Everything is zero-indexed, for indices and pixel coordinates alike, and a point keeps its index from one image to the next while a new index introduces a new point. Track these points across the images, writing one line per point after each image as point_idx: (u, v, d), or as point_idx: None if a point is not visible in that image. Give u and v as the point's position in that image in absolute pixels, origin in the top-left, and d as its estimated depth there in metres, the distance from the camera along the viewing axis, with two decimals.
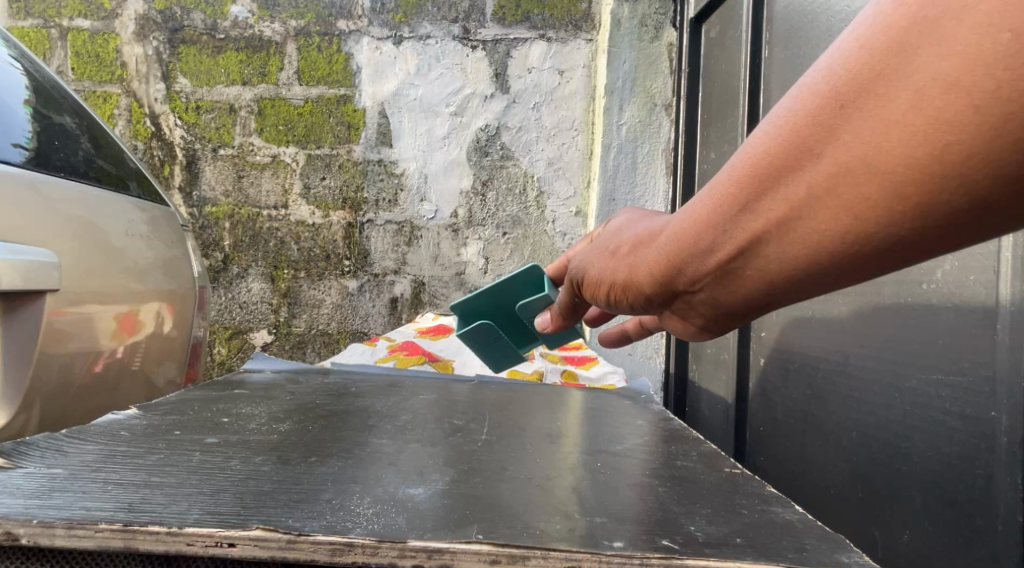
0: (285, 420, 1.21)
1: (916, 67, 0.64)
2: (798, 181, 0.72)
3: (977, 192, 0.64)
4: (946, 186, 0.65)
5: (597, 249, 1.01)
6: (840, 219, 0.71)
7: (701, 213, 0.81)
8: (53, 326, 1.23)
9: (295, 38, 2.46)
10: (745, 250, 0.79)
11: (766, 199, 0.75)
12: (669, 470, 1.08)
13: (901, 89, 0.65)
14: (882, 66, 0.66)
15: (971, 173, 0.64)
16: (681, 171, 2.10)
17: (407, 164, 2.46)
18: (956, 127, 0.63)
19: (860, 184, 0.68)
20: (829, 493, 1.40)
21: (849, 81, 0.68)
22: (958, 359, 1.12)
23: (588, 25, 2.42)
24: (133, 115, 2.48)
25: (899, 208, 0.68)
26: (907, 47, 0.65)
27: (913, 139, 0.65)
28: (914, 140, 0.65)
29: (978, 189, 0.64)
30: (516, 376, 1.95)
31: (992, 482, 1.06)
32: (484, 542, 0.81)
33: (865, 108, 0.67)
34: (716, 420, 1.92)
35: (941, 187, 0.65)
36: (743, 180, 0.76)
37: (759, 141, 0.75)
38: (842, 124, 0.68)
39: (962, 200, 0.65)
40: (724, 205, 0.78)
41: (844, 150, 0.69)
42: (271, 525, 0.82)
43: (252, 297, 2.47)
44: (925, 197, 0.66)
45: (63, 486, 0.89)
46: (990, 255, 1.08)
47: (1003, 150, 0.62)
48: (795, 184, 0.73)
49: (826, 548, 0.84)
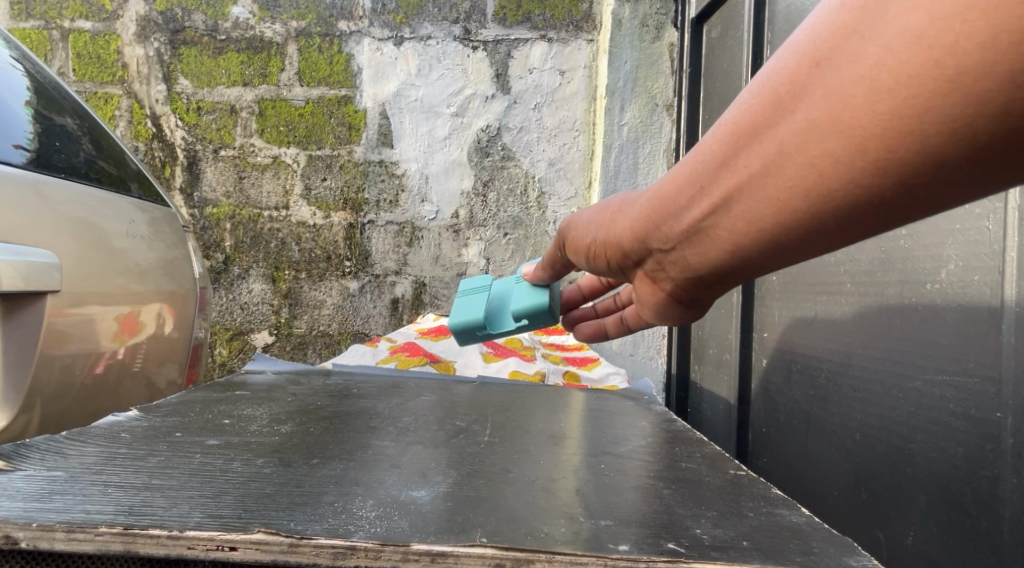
0: (286, 422, 1.20)
1: (885, 24, 0.65)
2: (773, 139, 0.74)
3: (941, 147, 0.65)
4: (912, 141, 0.66)
5: (593, 215, 1.04)
6: (808, 174, 0.72)
7: (684, 173, 0.83)
8: (54, 327, 1.23)
9: (296, 38, 2.45)
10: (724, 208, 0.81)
11: (744, 156, 0.77)
12: (672, 472, 1.07)
13: (867, 47, 0.66)
14: (854, 24, 0.67)
15: (935, 128, 0.65)
16: None
17: (408, 164, 2.45)
18: (919, 82, 0.64)
19: (830, 140, 0.70)
20: (832, 495, 1.39)
21: (824, 41, 0.69)
22: (963, 359, 1.11)
23: (589, 26, 2.41)
24: (134, 116, 2.48)
25: (864, 163, 0.69)
26: (877, 5, 0.66)
27: (877, 96, 0.66)
28: (878, 96, 0.66)
29: (941, 147, 0.65)
30: (518, 377, 1.94)
31: (998, 484, 1.05)
32: (488, 545, 0.81)
33: (834, 66, 0.68)
34: (719, 421, 1.91)
35: (907, 142, 0.66)
36: (723, 138, 0.78)
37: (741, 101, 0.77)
38: (815, 81, 0.70)
39: (928, 156, 0.66)
40: (705, 164, 0.80)
41: (813, 107, 0.70)
42: (273, 528, 0.81)
43: (253, 298, 2.47)
44: (892, 152, 0.67)
45: (63, 488, 0.88)
46: (995, 255, 1.07)
47: (964, 106, 0.63)
48: (770, 141, 0.74)
49: (834, 550, 0.84)
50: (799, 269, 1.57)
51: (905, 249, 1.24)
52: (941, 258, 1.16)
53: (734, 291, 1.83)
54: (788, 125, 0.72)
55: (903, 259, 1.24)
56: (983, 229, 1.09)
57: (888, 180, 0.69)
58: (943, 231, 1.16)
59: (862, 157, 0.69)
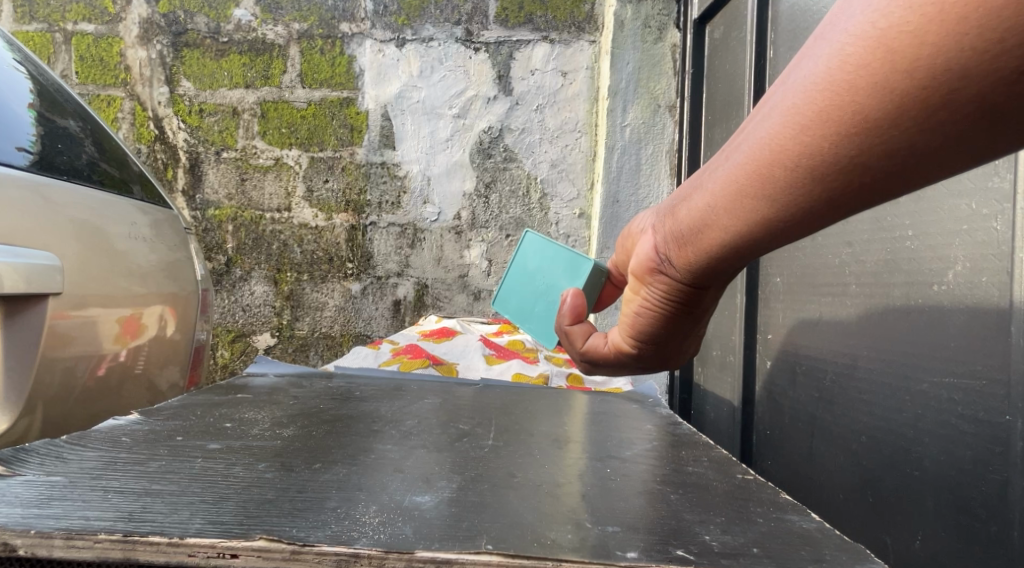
0: (288, 425, 1.19)
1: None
2: (767, 106, 0.77)
3: (910, 103, 0.66)
4: (881, 99, 0.67)
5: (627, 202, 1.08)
6: (783, 136, 0.74)
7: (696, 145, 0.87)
8: (56, 329, 1.22)
9: (298, 40, 2.45)
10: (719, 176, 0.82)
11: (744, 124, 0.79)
12: (679, 476, 1.06)
13: (848, 13, 0.69)
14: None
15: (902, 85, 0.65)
16: None
17: (410, 166, 2.44)
18: (886, 40, 0.66)
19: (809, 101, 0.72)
20: (839, 498, 1.38)
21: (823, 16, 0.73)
22: (971, 362, 1.10)
23: (591, 27, 2.40)
24: (136, 118, 2.47)
25: (840, 122, 0.70)
26: None
27: (852, 56, 0.68)
28: (852, 56, 0.68)
29: (911, 108, 0.66)
30: (521, 378, 1.92)
31: (1007, 488, 1.03)
32: (493, 553, 0.79)
33: (822, 35, 0.71)
34: (723, 424, 1.89)
35: (877, 100, 0.67)
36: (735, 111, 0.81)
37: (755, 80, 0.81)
38: (807, 52, 0.73)
39: (899, 113, 0.66)
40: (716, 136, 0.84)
41: (799, 71, 0.73)
42: (274, 535, 0.80)
43: (255, 301, 2.46)
44: (864, 111, 0.68)
45: (62, 494, 0.87)
46: (1003, 255, 1.06)
47: (928, 62, 0.64)
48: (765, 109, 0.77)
49: (847, 558, 0.82)
50: (803, 271, 1.55)
51: (911, 250, 1.22)
52: (948, 259, 1.15)
53: (738, 293, 1.82)
54: (779, 90, 0.75)
55: (909, 260, 1.23)
56: (991, 230, 1.08)
57: (858, 143, 0.69)
58: (950, 232, 1.15)
59: (834, 118, 0.70)
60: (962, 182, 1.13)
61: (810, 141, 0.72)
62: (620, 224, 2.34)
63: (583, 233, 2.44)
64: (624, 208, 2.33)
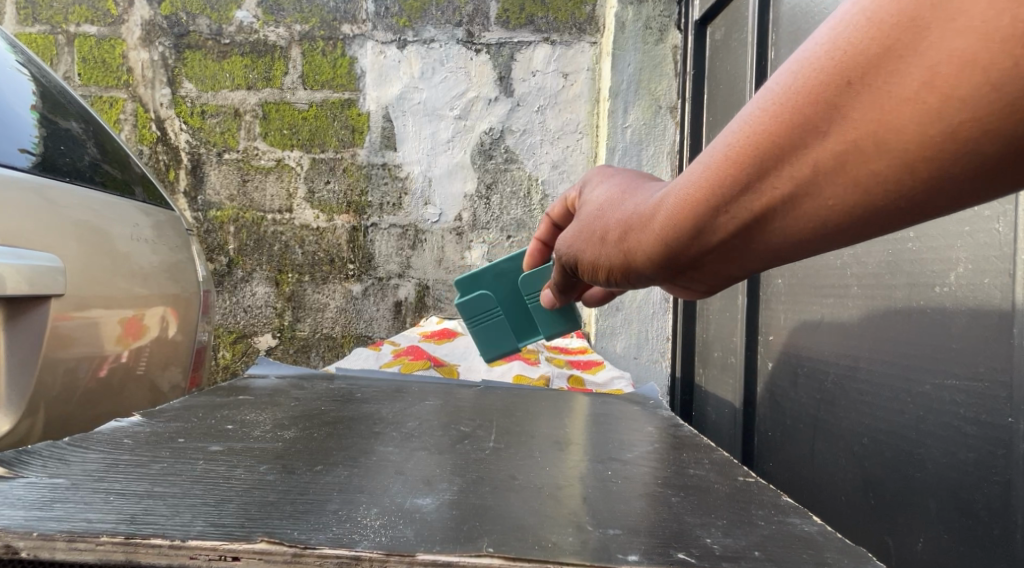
0: (290, 427, 1.20)
1: (930, 43, 0.57)
2: (802, 162, 0.65)
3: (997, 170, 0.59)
4: (965, 167, 0.59)
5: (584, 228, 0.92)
6: (837, 199, 0.65)
7: (693, 194, 0.73)
8: (58, 330, 1.22)
9: (299, 42, 2.45)
10: (742, 232, 0.71)
11: (767, 178, 0.67)
12: (681, 479, 1.06)
13: (911, 66, 0.58)
14: (893, 39, 0.59)
15: (992, 154, 0.58)
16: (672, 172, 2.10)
17: (411, 168, 2.44)
18: (973, 105, 0.57)
19: (869, 163, 0.62)
20: (841, 501, 1.37)
21: (858, 55, 0.60)
22: (974, 363, 1.10)
23: (592, 28, 2.41)
24: (138, 120, 2.47)
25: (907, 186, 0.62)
26: (920, 21, 0.58)
27: (927, 119, 0.59)
28: (927, 122, 0.59)
29: (989, 175, 0.59)
30: (522, 379, 1.92)
31: (1010, 490, 1.03)
32: (495, 556, 0.79)
33: (874, 87, 0.60)
34: (724, 425, 1.89)
35: (959, 168, 0.59)
36: (739, 159, 0.68)
37: (757, 118, 0.67)
38: (851, 102, 0.61)
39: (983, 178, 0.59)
40: (720, 187, 0.70)
41: (848, 128, 0.62)
42: (276, 538, 0.80)
43: (256, 302, 2.46)
44: (941, 177, 0.60)
45: (64, 496, 0.87)
46: (1005, 257, 1.05)
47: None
48: (799, 164, 0.65)
49: (849, 562, 0.82)
50: (804, 272, 1.55)
51: (912, 252, 1.22)
52: (949, 261, 1.15)
53: (739, 294, 1.82)
54: (818, 145, 0.64)
55: (911, 262, 1.23)
56: (993, 231, 1.07)
57: (926, 205, 0.62)
58: (952, 234, 1.15)
59: (900, 184, 0.62)
60: None
61: (863, 201, 0.64)
62: None
63: None
64: None
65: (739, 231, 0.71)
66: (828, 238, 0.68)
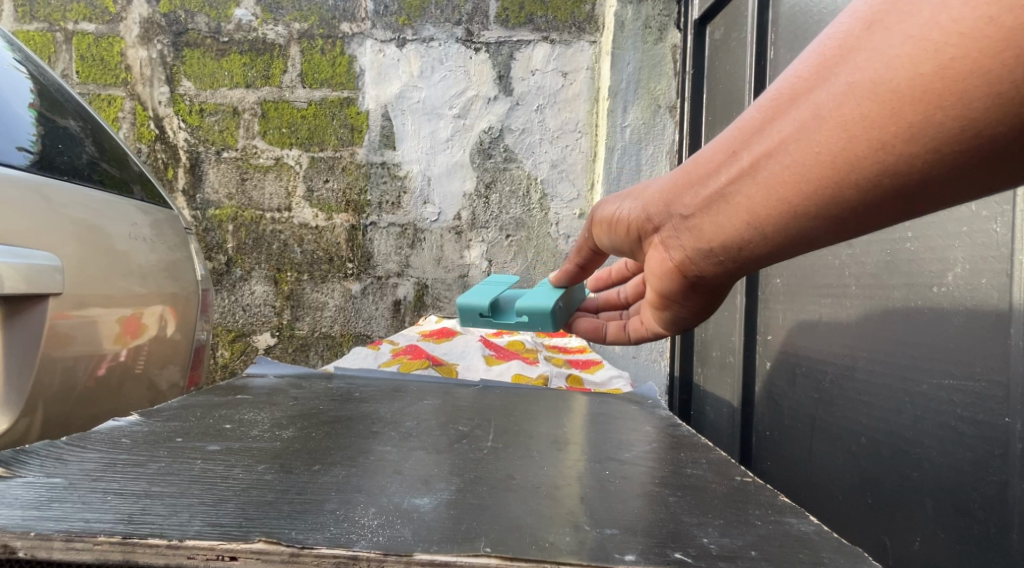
0: (288, 426, 1.19)
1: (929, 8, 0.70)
2: (812, 104, 0.78)
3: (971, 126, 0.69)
4: (941, 123, 0.70)
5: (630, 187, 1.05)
6: (832, 144, 0.76)
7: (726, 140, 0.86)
8: (56, 329, 1.22)
9: (298, 40, 2.45)
10: (750, 171, 0.84)
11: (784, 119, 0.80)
12: (678, 478, 1.06)
13: (914, 23, 0.71)
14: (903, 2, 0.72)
15: (965, 108, 0.69)
16: None
17: (410, 166, 2.44)
18: (960, 60, 0.68)
19: (866, 111, 0.74)
20: (838, 500, 1.38)
21: (876, 18, 0.74)
22: (971, 363, 1.10)
23: (592, 27, 2.40)
24: (136, 118, 2.46)
25: (892, 136, 0.73)
26: None
27: (917, 70, 0.70)
28: (917, 73, 0.70)
29: (962, 130, 0.69)
30: (521, 378, 1.93)
31: (1006, 489, 1.04)
32: (492, 556, 0.80)
33: (879, 43, 0.73)
34: (722, 425, 1.89)
35: (937, 123, 0.70)
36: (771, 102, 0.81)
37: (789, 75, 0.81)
38: (860, 54, 0.74)
39: (955, 135, 0.70)
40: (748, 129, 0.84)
41: (854, 71, 0.74)
42: (273, 537, 0.80)
43: (255, 300, 2.46)
44: (921, 130, 0.71)
45: (62, 496, 0.87)
46: (1003, 257, 1.06)
47: (996, 85, 0.67)
48: (809, 105, 0.78)
49: (845, 561, 0.83)
50: (803, 272, 1.55)
51: (910, 252, 1.22)
52: (947, 261, 1.15)
53: (737, 294, 1.82)
54: (826, 95, 0.76)
55: (908, 262, 1.23)
56: (990, 232, 1.08)
57: (906, 160, 0.73)
58: (950, 234, 1.15)
59: (890, 126, 0.72)
60: None
61: (856, 144, 0.75)
62: None
63: None
64: None
65: (749, 168, 0.84)
66: (824, 185, 0.78)
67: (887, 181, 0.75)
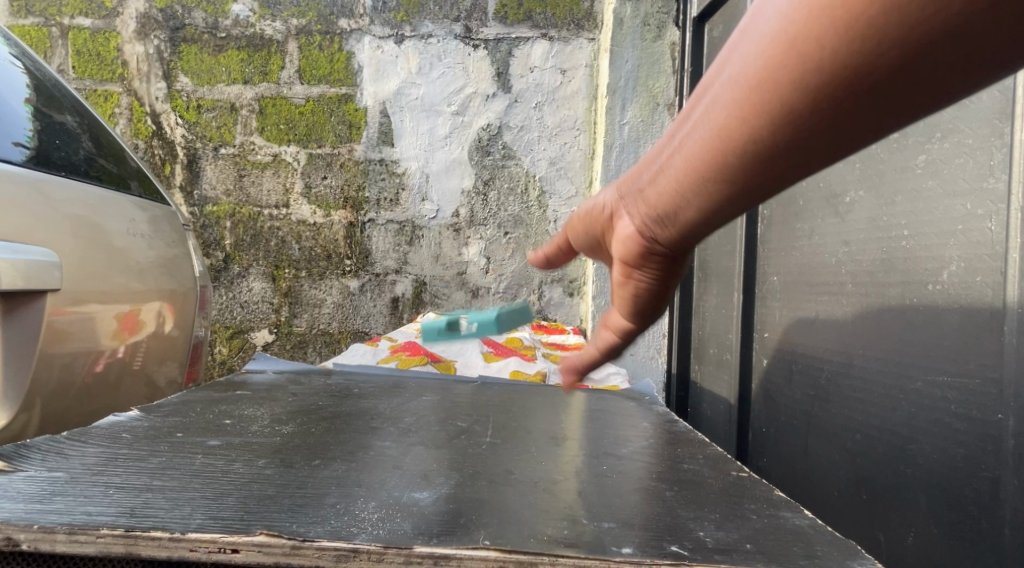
0: (287, 422, 1.20)
1: None
2: (758, 36, 0.72)
3: (926, 18, 0.63)
4: (896, 20, 0.64)
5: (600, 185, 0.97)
6: (782, 67, 0.70)
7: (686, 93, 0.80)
8: (54, 325, 1.22)
9: (296, 36, 2.45)
10: (704, 116, 0.77)
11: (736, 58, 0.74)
12: (674, 473, 1.07)
13: None
14: None
15: (919, 3, 0.63)
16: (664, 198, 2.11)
17: (409, 163, 2.45)
18: None
19: (814, 24, 0.67)
20: (833, 496, 1.39)
21: None
22: (964, 360, 1.11)
23: (591, 25, 2.41)
24: (134, 114, 2.46)
25: (846, 38, 0.66)
26: None
27: None
28: None
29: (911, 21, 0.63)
30: (519, 375, 1.93)
31: (998, 485, 1.05)
32: (491, 549, 0.80)
33: None
34: (719, 421, 1.90)
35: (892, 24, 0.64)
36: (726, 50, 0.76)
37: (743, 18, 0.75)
38: None
39: (910, 31, 0.64)
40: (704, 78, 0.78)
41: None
42: (275, 531, 0.81)
43: (253, 297, 2.46)
44: (877, 29, 0.65)
45: (63, 489, 0.88)
46: (997, 255, 1.07)
47: None
48: (756, 38, 0.72)
49: (839, 555, 0.84)
50: (800, 269, 1.56)
51: (906, 249, 1.23)
52: (942, 259, 1.16)
53: (735, 292, 1.83)
54: (772, 18, 0.71)
55: (904, 259, 1.23)
56: (985, 230, 1.08)
57: (865, 56, 0.66)
58: (945, 232, 1.15)
59: (839, 29, 0.66)
60: (957, 182, 1.13)
61: (806, 61, 0.68)
62: None
63: None
64: None
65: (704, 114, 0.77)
66: (781, 110, 0.71)
67: (846, 91, 0.68)
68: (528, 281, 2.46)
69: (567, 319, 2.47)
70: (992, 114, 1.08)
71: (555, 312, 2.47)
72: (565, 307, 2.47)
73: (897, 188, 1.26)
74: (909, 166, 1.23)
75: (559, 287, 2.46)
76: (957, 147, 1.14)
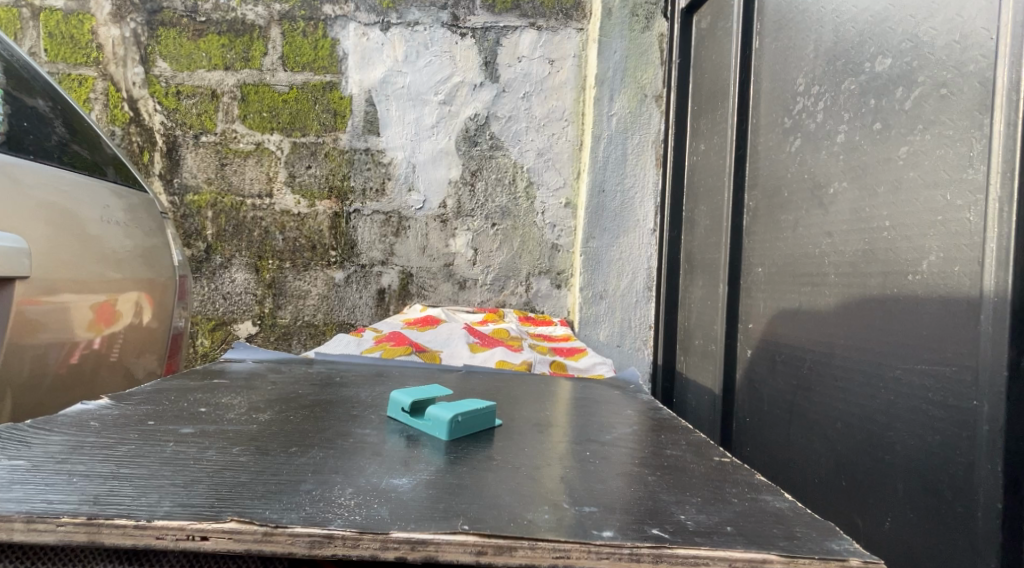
0: (265, 410, 1.18)
1: None
2: None
3: None
4: None
5: None
6: None
7: None
8: (26, 315, 1.20)
9: (279, 21, 2.41)
10: None
11: None
12: (657, 459, 1.06)
13: None
14: None
15: None
16: (733, 120, 1.76)
17: (395, 153, 2.42)
18: None
19: None
20: (814, 484, 1.38)
21: None
22: (943, 348, 1.09)
23: (579, 14, 2.39)
24: (109, 99, 2.41)
25: None
26: None
27: None
28: None
29: None
30: (504, 363, 1.91)
31: (973, 471, 1.04)
32: (470, 533, 0.81)
33: None
34: (704, 410, 1.89)
35: None
36: None
37: None
38: None
39: None
40: None
41: None
42: (246, 518, 0.81)
43: (235, 288, 2.43)
44: None
45: (24, 478, 0.86)
46: (975, 246, 1.05)
47: None
48: None
49: (816, 535, 0.85)
50: (783, 260, 1.53)
51: (888, 240, 1.21)
52: (923, 249, 1.14)
53: (721, 280, 1.81)
54: None
55: (886, 250, 1.22)
56: (964, 221, 1.07)
57: None
58: (926, 223, 1.14)
59: None
60: (937, 173, 1.12)
61: None
62: (605, 215, 2.33)
63: (569, 222, 2.44)
64: (610, 197, 2.32)
65: None
66: None
67: None
68: (516, 272, 2.44)
69: (555, 310, 2.45)
70: (972, 106, 1.07)
71: (543, 303, 2.45)
72: (554, 298, 2.45)
73: (880, 178, 1.23)
74: (893, 157, 1.21)
75: (547, 279, 2.44)
76: (938, 139, 1.12)
